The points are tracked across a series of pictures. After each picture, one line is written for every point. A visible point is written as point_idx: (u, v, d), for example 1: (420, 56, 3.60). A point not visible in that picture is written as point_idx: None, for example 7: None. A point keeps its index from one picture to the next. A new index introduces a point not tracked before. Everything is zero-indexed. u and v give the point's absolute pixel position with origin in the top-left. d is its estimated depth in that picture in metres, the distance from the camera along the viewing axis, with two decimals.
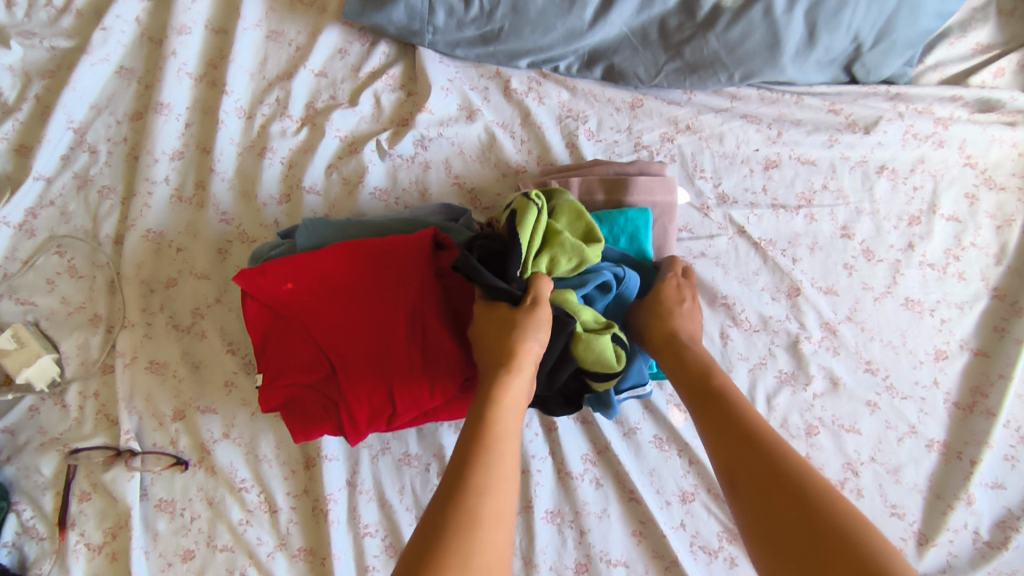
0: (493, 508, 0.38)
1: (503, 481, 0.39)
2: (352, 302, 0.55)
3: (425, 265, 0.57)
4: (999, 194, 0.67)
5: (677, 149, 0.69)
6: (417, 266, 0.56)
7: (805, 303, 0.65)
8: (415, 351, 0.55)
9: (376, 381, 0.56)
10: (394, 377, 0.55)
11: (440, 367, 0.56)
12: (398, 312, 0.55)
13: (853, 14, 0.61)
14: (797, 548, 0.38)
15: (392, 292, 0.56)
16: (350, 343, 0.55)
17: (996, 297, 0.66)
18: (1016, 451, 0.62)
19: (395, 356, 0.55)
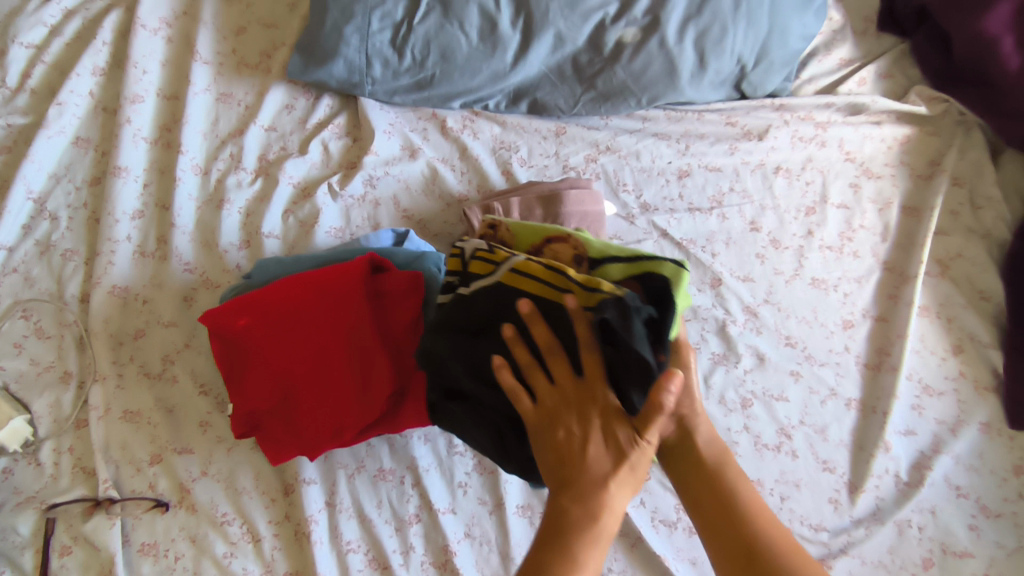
0: None
1: None
2: (298, 334, 0.59)
3: (361, 291, 0.59)
4: (877, 181, 0.78)
5: (601, 168, 0.77)
6: (352, 294, 0.59)
7: (727, 291, 0.73)
8: (355, 377, 0.58)
9: (324, 405, 0.59)
10: (338, 400, 0.58)
11: (381, 389, 0.58)
12: (338, 340, 0.59)
13: (734, 41, 0.72)
14: None
15: (333, 322, 0.59)
16: (299, 372, 0.59)
17: (886, 270, 0.75)
18: (921, 400, 0.71)
19: (338, 381, 0.58)
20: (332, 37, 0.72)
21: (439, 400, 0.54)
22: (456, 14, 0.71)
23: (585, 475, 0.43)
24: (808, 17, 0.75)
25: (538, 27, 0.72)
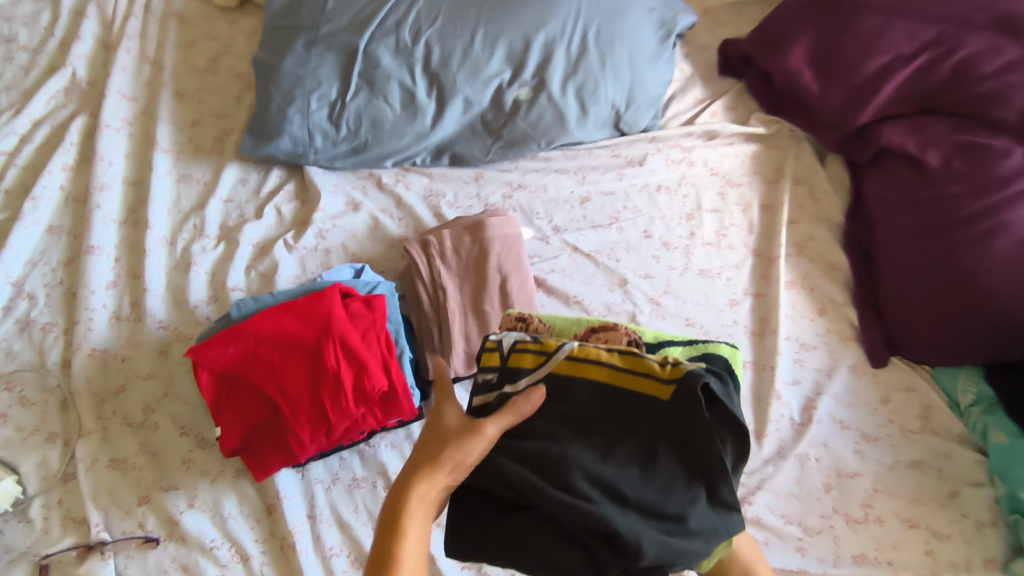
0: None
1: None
2: (280, 353, 0.68)
3: (332, 310, 0.70)
4: (739, 188, 0.96)
5: (516, 202, 0.92)
6: (325, 313, 0.70)
7: (632, 288, 0.88)
8: (333, 381, 0.67)
9: (306, 411, 0.67)
10: (319, 404, 0.67)
11: (356, 389, 0.67)
12: (315, 352, 0.68)
13: (606, 91, 0.91)
14: None
15: (309, 338, 0.69)
16: (282, 385, 0.67)
17: (757, 256, 0.92)
18: (801, 354, 0.87)
19: (318, 388, 0.67)
20: (278, 118, 0.86)
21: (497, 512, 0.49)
22: (381, 90, 0.87)
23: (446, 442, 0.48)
24: (661, 69, 0.95)
25: (449, 94, 0.88)
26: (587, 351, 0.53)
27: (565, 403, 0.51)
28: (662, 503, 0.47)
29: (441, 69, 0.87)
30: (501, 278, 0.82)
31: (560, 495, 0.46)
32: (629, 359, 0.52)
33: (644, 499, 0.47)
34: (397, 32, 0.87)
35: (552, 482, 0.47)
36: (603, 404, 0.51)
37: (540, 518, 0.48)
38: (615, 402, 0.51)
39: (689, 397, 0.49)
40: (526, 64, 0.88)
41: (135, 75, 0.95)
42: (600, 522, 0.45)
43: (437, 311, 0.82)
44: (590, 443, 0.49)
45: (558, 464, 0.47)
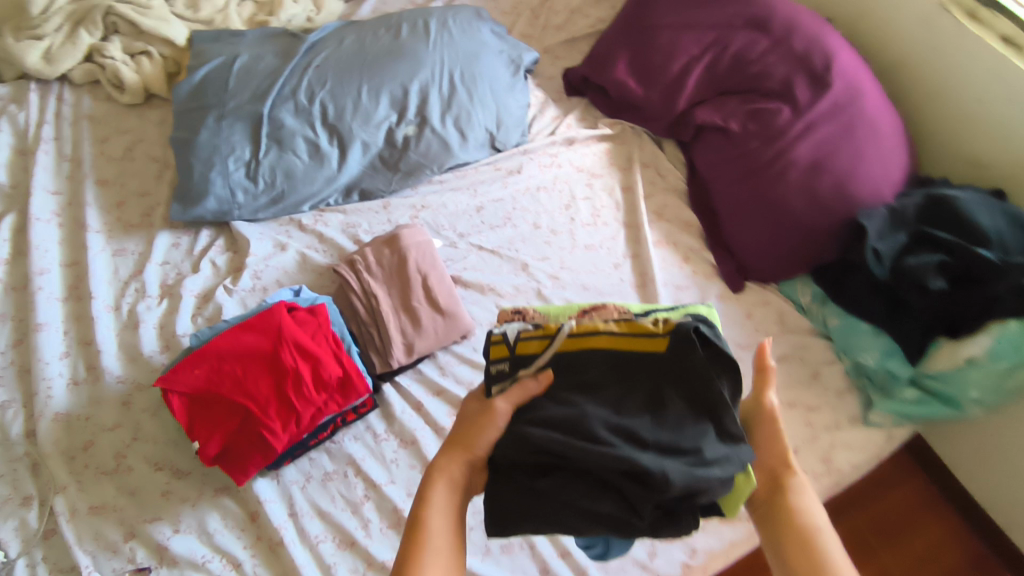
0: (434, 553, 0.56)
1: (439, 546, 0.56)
2: (240, 365, 0.78)
3: (280, 321, 0.81)
4: (602, 178, 1.17)
5: (423, 220, 1.08)
6: (275, 324, 0.80)
7: (533, 269, 1.06)
8: (293, 378, 0.78)
9: (274, 408, 0.77)
10: (284, 401, 0.77)
11: (315, 380, 0.79)
12: (273, 358, 0.79)
13: (478, 118, 1.10)
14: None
15: (265, 347, 0.79)
16: (249, 392, 0.77)
17: (627, 227, 1.13)
18: (677, 294, 1.06)
19: (281, 387, 0.78)
20: (201, 183, 0.98)
21: (529, 478, 0.58)
22: (288, 146, 1.02)
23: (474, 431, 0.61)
24: (519, 96, 1.16)
25: (348, 140, 1.04)
26: (587, 327, 0.63)
27: (578, 373, 0.61)
28: (678, 441, 0.55)
29: (337, 121, 1.04)
30: (422, 276, 0.96)
31: (586, 444, 0.54)
32: (629, 325, 0.62)
33: (662, 439, 0.55)
34: (295, 97, 1.04)
35: (579, 436, 0.55)
36: (610, 371, 0.60)
37: (574, 475, 0.56)
38: (622, 365, 0.60)
39: (683, 343, 0.59)
40: (407, 106, 1.07)
41: (56, 173, 1.04)
42: (625, 461, 0.53)
43: (373, 317, 0.94)
44: (604, 401, 0.58)
45: (580, 423, 0.56)
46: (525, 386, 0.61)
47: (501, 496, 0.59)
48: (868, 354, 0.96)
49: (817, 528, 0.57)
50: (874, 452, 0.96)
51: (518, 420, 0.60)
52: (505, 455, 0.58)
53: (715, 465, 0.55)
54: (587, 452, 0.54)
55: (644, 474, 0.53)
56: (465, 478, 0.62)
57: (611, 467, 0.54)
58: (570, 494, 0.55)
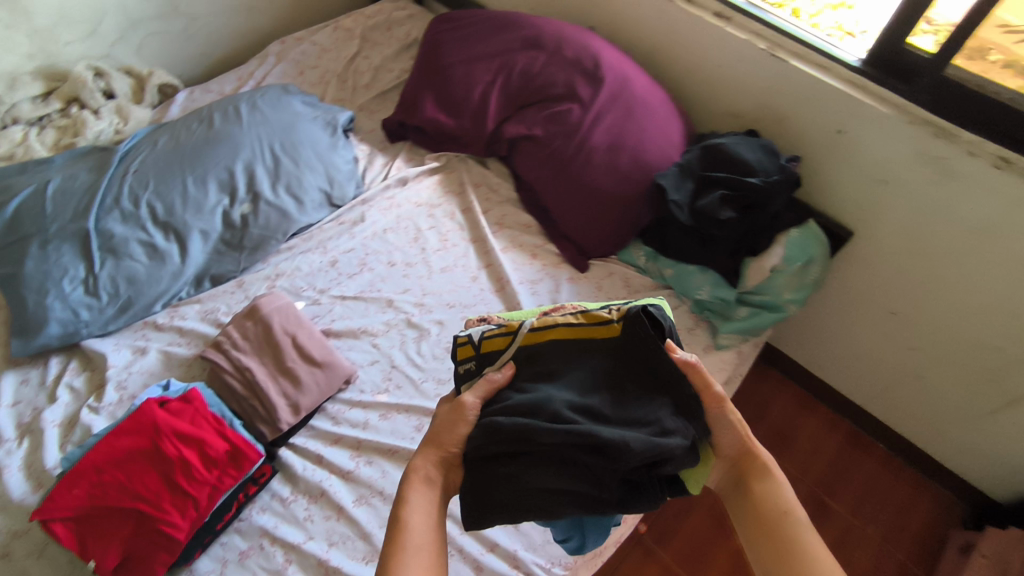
0: (416, 541, 0.65)
1: (419, 532, 0.66)
2: (123, 469, 0.77)
3: (154, 415, 0.81)
4: (441, 206, 1.27)
5: (281, 286, 1.11)
6: (149, 420, 0.80)
7: (399, 303, 1.13)
8: (181, 464, 0.78)
9: (169, 500, 0.77)
10: (178, 489, 0.77)
11: (205, 459, 0.79)
12: (155, 452, 0.79)
13: (310, 181, 1.17)
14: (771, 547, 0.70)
15: (145, 445, 0.79)
16: (137, 493, 0.76)
17: (474, 243, 1.23)
18: (533, 287, 1.18)
19: (170, 477, 0.78)
20: (38, 311, 0.95)
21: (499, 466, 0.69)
22: (124, 252, 1.02)
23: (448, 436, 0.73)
24: (343, 153, 1.25)
25: (185, 233, 1.06)
26: (549, 320, 0.78)
27: (540, 363, 0.76)
28: (638, 415, 0.70)
29: (169, 217, 1.06)
30: (291, 336, 1.00)
31: (555, 425, 0.68)
32: (587, 317, 0.78)
33: (622, 417, 0.70)
34: (119, 205, 1.05)
35: (547, 419, 0.69)
36: (572, 362, 0.75)
37: (542, 458, 0.68)
38: (583, 356, 0.75)
39: (634, 327, 0.75)
40: (237, 187, 1.11)
41: None
42: (593, 433, 0.66)
43: (252, 389, 0.96)
44: (569, 390, 0.72)
45: (547, 406, 0.69)
46: (492, 379, 0.74)
47: (475, 487, 0.69)
48: (702, 291, 1.14)
49: (784, 511, 0.72)
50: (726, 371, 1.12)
51: (484, 416, 0.72)
52: (477, 448, 0.69)
53: (671, 430, 0.69)
54: (560, 435, 0.67)
55: (613, 448, 0.66)
56: (441, 478, 0.73)
57: (581, 443, 0.67)
58: (546, 477, 0.67)
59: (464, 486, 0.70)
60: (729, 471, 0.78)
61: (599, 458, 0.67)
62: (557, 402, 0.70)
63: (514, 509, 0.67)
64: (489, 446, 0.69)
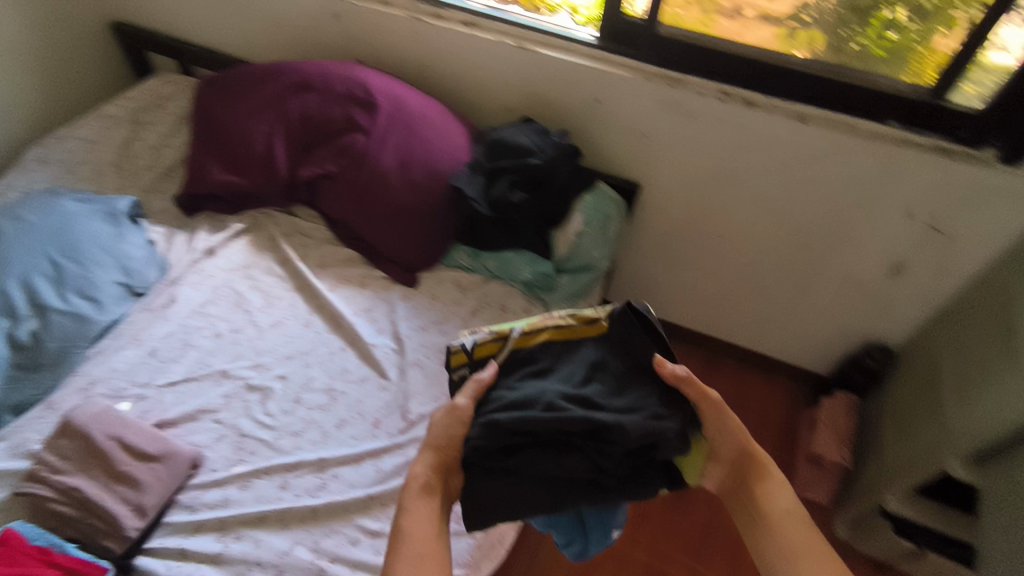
0: (418, 529, 0.76)
1: (424, 522, 0.77)
2: None
3: None
4: (256, 264, 1.26)
5: (97, 393, 1.04)
6: None
7: (234, 371, 1.10)
8: None
9: None
10: None
11: None
12: None
13: (102, 278, 1.12)
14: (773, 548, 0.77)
15: None
16: None
17: (299, 290, 1.24)
18: (368, 317, 1.22)
19: None
20: None
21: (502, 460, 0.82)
22: None
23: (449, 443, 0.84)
24: (132, 239, 1.20)
25: None
26: (534, 322, 0.90)
27: (531, 366, 0.88)
28: (630, 403, 0.82)
29: None
30: (116, 439, 0.94)
31: (553, 415, 0.79)
32: (570, 325, 0.90)
33: (614, 404, 0.81)
34: None
35: (544, 409, 0.80)
36: (568, 359, 0.88)
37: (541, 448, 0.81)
38: (572, 353, 0.88)
39: (622, 324, 0.89)
40: (16, 306, 1.03)
41: None
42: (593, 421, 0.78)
43: (84, 509, 0.88)
44: (563, 384, 0.84)
45: (543, 399, 0.81)
46: (483, 383, 0.85)
47: (477, 480, 0.82)
48: (524, 271, 1.23)
49: (770, 512, 0.79)
50: None
51: (482, 413, 0.83)
52: (485, 443, 0.81)
53: (654, 410, 0.81)
54: (554, 424, 0.79)
55: (605, 430, 0.78)
56: (441, 481, 0.83)
57: (578, 429, 0.79)
58: (545, 463, 0.80)
59: (472, 484, 0.82)
60: (726, 471, 0.85)
61: (593, 442, 0.80)
62: (551, 393, 0.82)
63: (514, 496, 0.80)
64: (486, 442, 0.81)
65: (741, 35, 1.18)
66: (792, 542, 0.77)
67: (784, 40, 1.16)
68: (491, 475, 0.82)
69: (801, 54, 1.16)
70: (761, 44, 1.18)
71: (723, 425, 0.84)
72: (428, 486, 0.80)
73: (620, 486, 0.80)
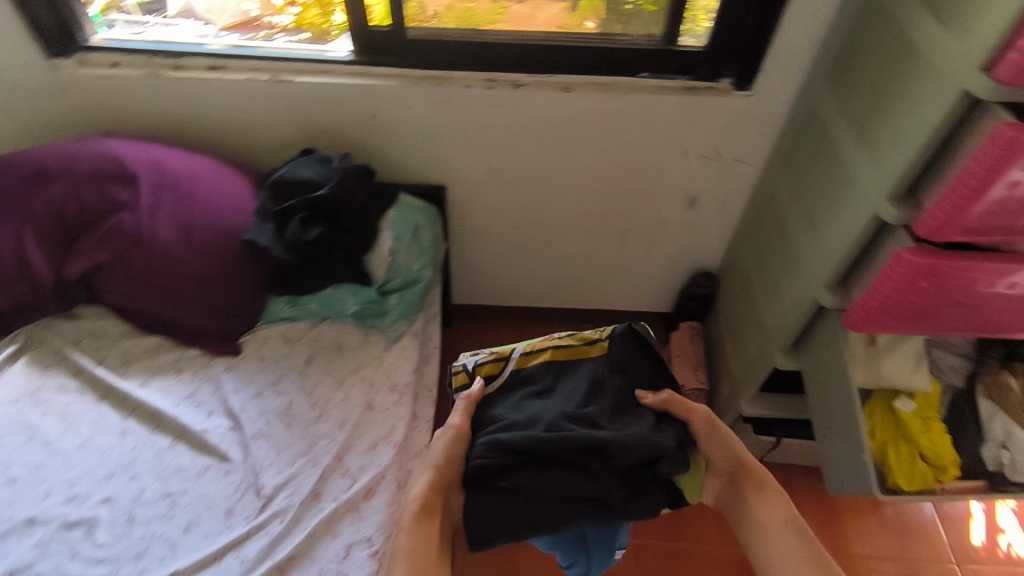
0: (422, 556, 0.89)
1: (430, 553, 0.90)
2: None
3: None
4: (43, 386, 1.10)
5: None
6: None
7: (43, 513, 0.97)
8: None
9: None
10: None
11: None
12: None
13: None
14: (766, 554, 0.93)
15: None
16: None
17: (104, 399, 1.11)
18: (191, 401, 1.12)
19: None
20: None
21: (506, 480, 0.93)
22: None
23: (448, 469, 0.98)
24: None
25: None
26: (535, 346, 1.08)
27: (532, 384, 1.04)
28: (631, 426, 0.95)
29: None
30: None
31: (554, 435, 0.92)
32: (563, 352, 1.06)
33: (616, 427, 0.94)
34: None
35: (544, 428, 0.94)
36: (565, 377, 1.04)
37: (545, 465, 0.92)
38: (571, 372, 1.04)
39: (624, 345, 1.06)
40: None
41: None
42: (591, 438, 0.91)
43: None
44: (571, 409, 0.97)
45: (548, 423, 0.94)
46: (474, 396, 1.04)
47: (481, 498, 0.93)
48: (350, 304, 1.21)
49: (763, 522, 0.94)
50: (410, 357, 1.23)
51: (486, 437, 0.96)
52: (489, 463, 0.93)
53: (644, 429, 0.94)
54: (554, 441, 0.91)
55: (603, 446, 0.91)
56: (441, 506, 0.96)
57: (580, 447, 0.91)
58: (544, 481, 0.90)
59: (473, 502, 0.94)
60: (727, 485, 1.03)
61: (596, 459, 0.91)
62: (555, 413, 0.96)
63: (518, 512, 0.91)
64: (490, 462, 0.93)
65: (532, 18, 1.20)
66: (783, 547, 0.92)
67: (570, 13, 1.19)
68: (495, 494, 0.93)
69: (591, 23, 1.21)
70: (552, 23, 1.20)
71: (717, 440, 1.00)
72: (425, 506, 0.93)
73: (618, 501, 0.92)
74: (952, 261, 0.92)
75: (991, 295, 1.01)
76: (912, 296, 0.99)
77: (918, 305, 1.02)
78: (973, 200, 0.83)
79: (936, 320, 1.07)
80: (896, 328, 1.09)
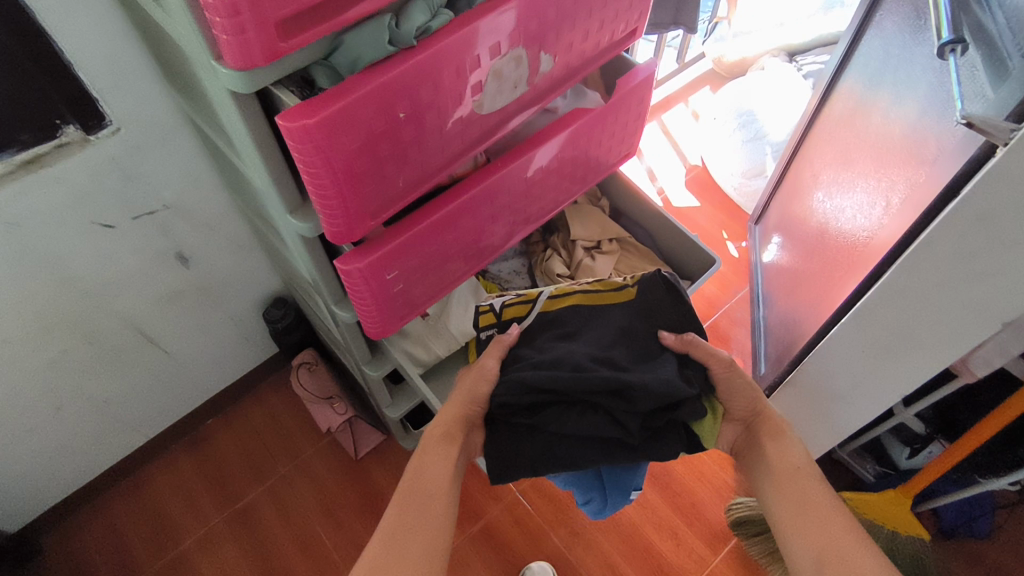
0: (421, 507, 0.89)
1: (434, 502, 0.91)
2: None
3: None
4: None
5: None
6: None
7: None
8: None
9: None
10: None
11: None
12: None
13: None
14: (776, 500, 0.93)
15: None
16: None
17: None
18: None
19: None
20: None
21: (528, 417, 0.94)
22: None
23: (470, 414, 1.00)
24: None
25: None
26: (567, 288, 1.05)
27: (569, 332, 1.00)
28: (659, 368, 0.93)
29: None
30: None
31: (576, 377, 0.89)
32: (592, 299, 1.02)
33: (642, 370, 0.93)
34: None
35: (567, 370, 0.91)
36: (594, 321, 1.00)
37: (572, 405, 0.92)
38: (603, 315, 1.01)
39: (655, 282, 1.02)
40: None
41: None
42: (614, 381, 0.89)
43: None
44: (609, 351, 0.94)
45: (569, 362, 0.92)
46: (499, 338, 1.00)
47: (502, 431, 0.97)
48: None
49: (778, 470, 0.95)
50: None
51: (505, 374, 0.96)
52: (508, 394, 0.94)
53: (666, 373, 0.92)
54: (575, 383, 0.88)
55: (625, 390, 0.89)
56: (456, 437, 0.98)
57: (603, 390, 0.90)
58: (566, 419, 0.91)
59: (499, 434, 0.98)
60: (742, 430, 1.04)
61: (617, 403, 0.90)
62: (582, 356, 0.92)
63: (538, 448, 0.94)
64: (512, 400, 0.93)
65: None
66: (787, 492, 0.92)
67: None
68: (514, 428, 0.96)
69: None
70: None
71: (736, 391, 1.00)
72: (441, 435, 0.98)
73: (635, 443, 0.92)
74: (391, 247, 0.79)
75: (472, 226, 0.92)
76: (397, 286, 0.86)
77: (417, 282, 0.90)
78: (338, 210, 0.67)
79: (453, 271, 0.98)
80: (426, 301, 0.98)
